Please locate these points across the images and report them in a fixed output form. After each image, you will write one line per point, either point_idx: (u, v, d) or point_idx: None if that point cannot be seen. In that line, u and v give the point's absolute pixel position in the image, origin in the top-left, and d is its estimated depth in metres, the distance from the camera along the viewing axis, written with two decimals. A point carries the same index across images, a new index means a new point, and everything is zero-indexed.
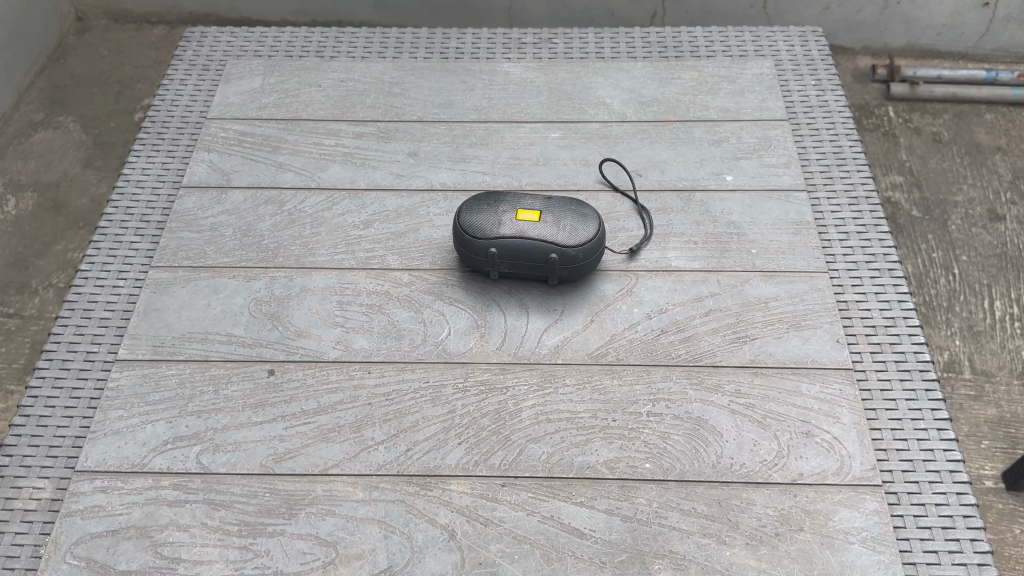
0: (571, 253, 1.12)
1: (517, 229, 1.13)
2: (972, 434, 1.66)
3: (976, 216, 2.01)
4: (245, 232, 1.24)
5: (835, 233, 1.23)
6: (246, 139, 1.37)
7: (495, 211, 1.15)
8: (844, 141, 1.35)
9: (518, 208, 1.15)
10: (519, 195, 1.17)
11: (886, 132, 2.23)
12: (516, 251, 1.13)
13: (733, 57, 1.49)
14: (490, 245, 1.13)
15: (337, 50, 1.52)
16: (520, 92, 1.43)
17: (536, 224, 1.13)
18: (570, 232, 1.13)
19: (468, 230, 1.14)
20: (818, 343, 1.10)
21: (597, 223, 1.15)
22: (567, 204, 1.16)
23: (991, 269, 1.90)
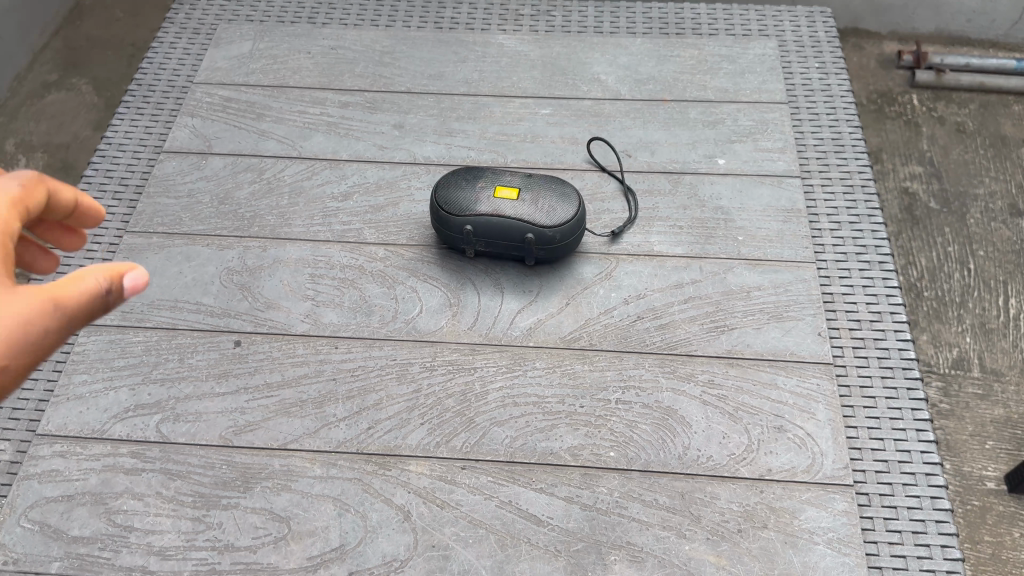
0: (548, 234, 1.09)
1: (494, 207, 1.10)
2: (978, 433, 1.51)
3: (996, 210, 1.84)
4: (223, 199, 1.22)
5: (826, 222, 1.19)
6: (230, 105, 1.34)
7: (474, 188, 1.12)
8: (844, 128, 1.30)
9: (498, 185, 1.13)
10: (499, 172, 1.15)
11: (908, 121, 2.07)
12: (492, 229, 1.10)
13: (736, 36, 1.43)
14: (466, 223, 1.10)
15: (330, 17, 1.49)
16: (512, 66, 1.39)
17: (513, 200, 1.11)
18: (549, 212, 1.10)
19: (444, 206, 1.11)
20: (798, 336, 1.07)
21: (577, 204, 1.12)
22: (548, 183, 1.13)
23: (1007, 264, 1.76)
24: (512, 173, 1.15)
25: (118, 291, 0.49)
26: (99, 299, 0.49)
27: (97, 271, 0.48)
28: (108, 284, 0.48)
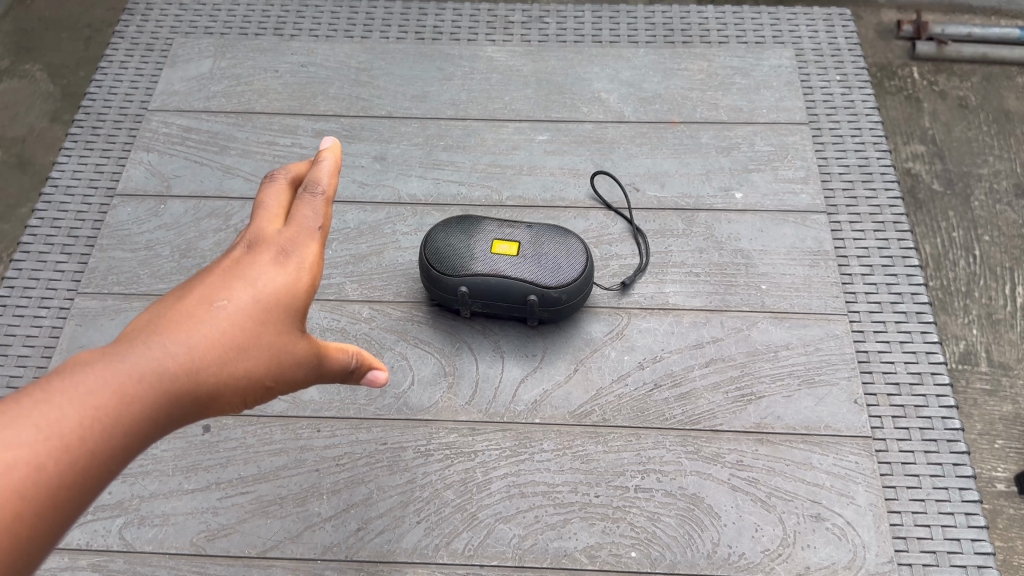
0: (553, 295, 0.97)
1: (491, 265, 0.98)
2: (983, 432, 1.23)
3: (1000, 190, 1.49)
4: (185, 251, 1.10)
5: (857, 265, 1.08)
6: (190, 137, 1.20)
7: (468, 242, 1.00)
8: (871, 152, 1.18)
9: (495, 237, 1.00)
10: (495, 221, 1.02)
11: (907, 97, 1.66)
12: (490, 291, 0.98)
13: (748, 44, 1.30)
14: (461, 284, 0.98)
15: (298, 28, 1.34)
16: (504, 84, 1.26)
17: (513, 257, 0.98)
18: (553, 269, 0.98)
19: (436, 264, 0.99)
20: (831, 405, 0.97)
21: (584, 258, 1.00)
22: (551, 233, 1.01)
23: (1014, 249, 1.41)
24: (510, 222, 1.02)
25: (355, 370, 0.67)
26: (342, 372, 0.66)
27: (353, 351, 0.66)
28: (354, 366, 0.67)
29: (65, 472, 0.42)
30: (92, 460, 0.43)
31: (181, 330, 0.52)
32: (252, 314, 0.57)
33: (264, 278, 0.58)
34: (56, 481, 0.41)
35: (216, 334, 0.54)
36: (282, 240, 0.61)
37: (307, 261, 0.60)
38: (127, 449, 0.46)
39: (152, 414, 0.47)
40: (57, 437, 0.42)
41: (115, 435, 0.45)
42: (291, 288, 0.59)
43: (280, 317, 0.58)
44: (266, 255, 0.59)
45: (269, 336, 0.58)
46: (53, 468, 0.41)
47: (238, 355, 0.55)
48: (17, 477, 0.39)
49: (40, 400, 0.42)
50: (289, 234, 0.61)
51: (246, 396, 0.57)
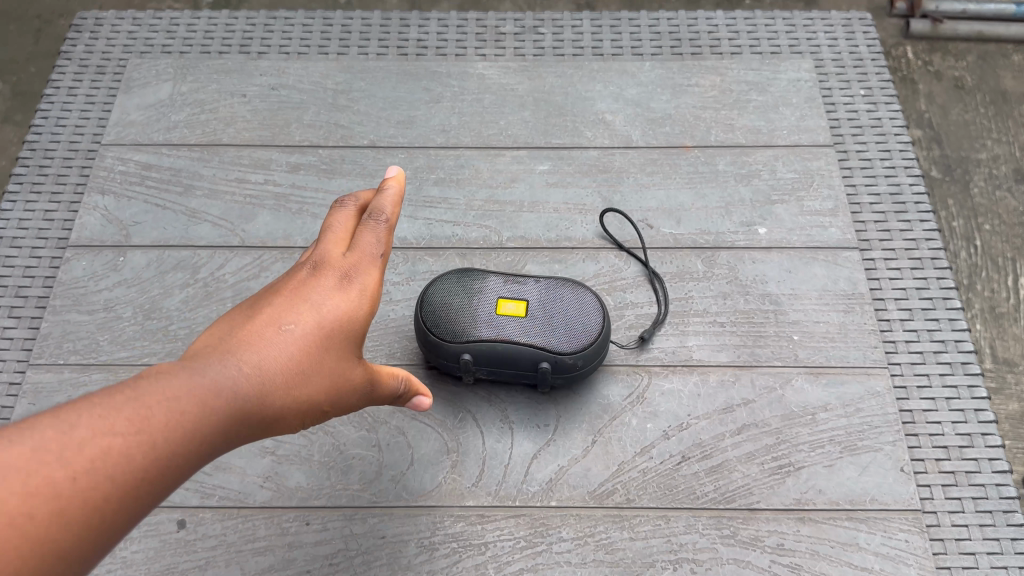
0: (568, 361, 0.86)
1: (497, 330, 0.87)
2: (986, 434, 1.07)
3: (1000, 175, 1.29)
4: (150, 311, 0.98)
5: (895, 309, 0.98)
6: (150, 176, 1.08)
7: (470, 301, 0.89)
8: (903, 176, 1.08)
9: (500, 296, 0.89)
10: (499, 275, 0.91)
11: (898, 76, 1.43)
12: (496, 358, 0.87)
13: (763, 54, 1.19)
14: (464, 351, 0.87)
15: (266, 44, 1.21)
16: (499, 105, 1.14)
17: (522, 318, 0.87)
18: (567, 331, 0.87)
19: (435, 328, 0.88)
20: (876, 475, 0.88)
21: (600, 317, 0.89)
22: (562, 289, 0.90)
23: (1016, 239, 1.22)
24: (516, 275, 0.91)
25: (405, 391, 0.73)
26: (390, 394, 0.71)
27: (400, 377, 0.72)
28: (402, 391, 0.72)
29: (153, 463, 0.43)
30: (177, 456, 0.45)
31: (254, 349, 0.55)
32: (317, 336, 0.59)
33: (328, 302, 0.61)
34: (142, 474, 0.43)
35: (286, 355, 0.57)
36: (347, 265, 0.64)
37: (369, 288, 0.63)
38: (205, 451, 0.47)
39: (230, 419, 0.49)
40: (150, 432, 0.43)
41: (199, 435, 0.46)
42: (353, 312, 0.62)
43: (341, 341, 0.61)
44: (332, 279, 0.62)
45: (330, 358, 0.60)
46: (144, 459, 0.43)
47: (304, 376, 0.58)
48: (112, 469, 0.41)
49: (136, 397, 0.45)
50: (353, 260, 0.64)
51: (308, 415, 0.59)
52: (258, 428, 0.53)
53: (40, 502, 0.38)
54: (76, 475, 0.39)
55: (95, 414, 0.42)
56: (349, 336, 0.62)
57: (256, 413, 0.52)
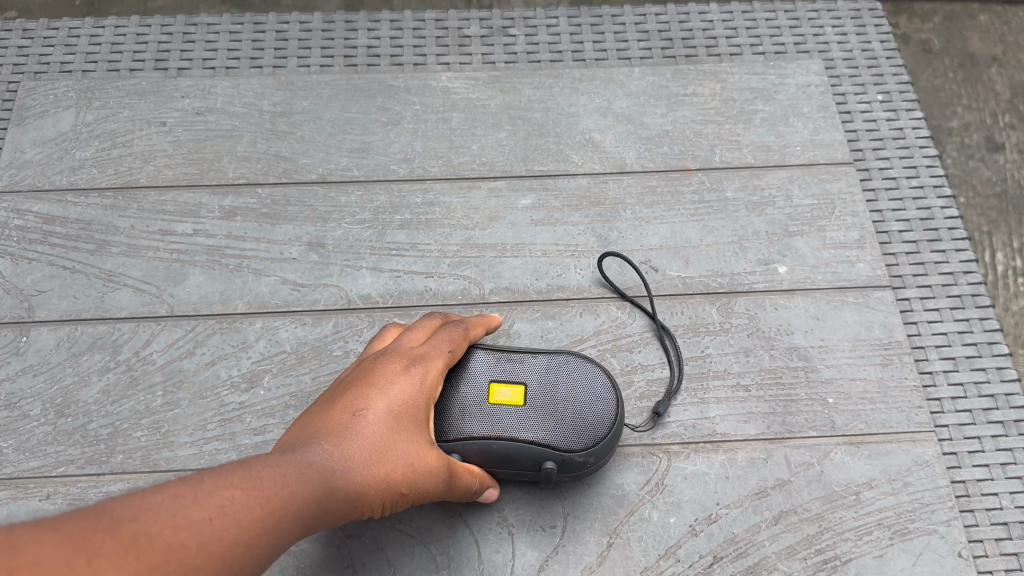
0: (576, 459, 0.72)
1: (493, 425, 0.71)
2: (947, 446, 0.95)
3: (971, 143, 1.15)
4: (61, 405, 0.81)
5: (937, 358, 0.86)
6: (53, 232, 0.90)
7: (454, 386, 0.73)
8: (933, 198, 0.95)
9: (494, 381, 0.74)
10: (487, 351, 0.76)
11: None
12: (492, 458, 0.72)
13: (766, 54, 1.05)
14: (455, 451, 0.71)
15: (188, 57, 1.02)
16: (469, 126, 0.98)
17: (520, 407, 0.72)
18: (573, 421, 0.72)
19: None
20: (934, 564, 0.76)
21: (611, 399, 0.74)
22: (564, 365, 0.75)
23: (989, 211, 1.09)
24: (508, 351, 0.76)
25: (475, 493, 0.72)
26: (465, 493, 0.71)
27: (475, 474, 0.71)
28: (474, 486, 0.71)
29: (259, 521, 0.49)
30: (278, 516, 0.51)
31: (337, 432, 0.60)
32: (389, 420, 0.63)
33: (401, 386, 0.66)
34: (251, 529, 0.49)
35: (366, 435, 0.61)
36: (417, 353, 0.70)
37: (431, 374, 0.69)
38: (301, 518, 0.53)
39: (322, 490, 0.55)
40: (255, 491, 0.50)
41: (294, 500, 0.52)
42: (421, 398, 0.67)
43: (414, 424, 0.65)
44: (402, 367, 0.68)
45: (410, 441, 0.64)
46: (251, 516, 0.49)
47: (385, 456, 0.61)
48: (230, 511, 0.48)
49: (244, 466, 0.52)
50: (421, 350, 0.70)
51: (390, 501, 0.63)
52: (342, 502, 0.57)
53: (179, 539, 0.44)
54: (203, 522, 0.46)
55: (212, 477, 0.49)
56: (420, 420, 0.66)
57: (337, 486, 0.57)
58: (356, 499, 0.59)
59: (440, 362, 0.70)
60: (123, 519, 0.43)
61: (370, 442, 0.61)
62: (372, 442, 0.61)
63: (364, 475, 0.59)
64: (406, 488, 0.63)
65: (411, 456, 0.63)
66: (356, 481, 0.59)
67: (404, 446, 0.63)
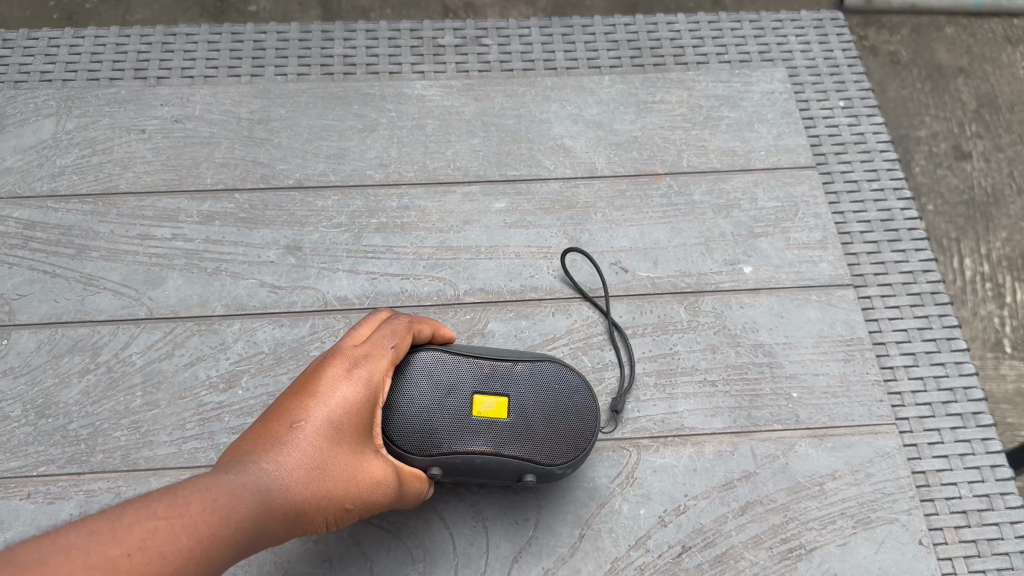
0: (556, 471, 0.72)
1: (474, 441, 0.69)
2: None
3: (938, 152, 1.21)
4: (42, 406, 0.82)
5: (897, 354, 0.89)
6: (34, 237, 0.91)
7: (434, 399, 0.70)
8: (893, 200, 0.99)
9: (475, 396, 0.71)
10: (467, 358, 0.72)
11: None
12: (469, 470, 0.70)
13: (731, 63, 1.08)
14: (433, 466, 0.69)
15: (166, 66, 1.04)
16: (444, 132, 1.00)
17: (501, 420, 0.70)
18: (554, 433, 0.71)
19: (396, 437, 0.68)
20: (895, 552, 0.79)
21: (591, 409, 0.73)
22: (546, 374, 0.73)
23: (958, 219, 1.15)
24: (489, 359, 0.73)
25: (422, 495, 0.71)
26: (412, 498, 0.70)
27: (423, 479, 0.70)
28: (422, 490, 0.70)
29: (185, 551, 0.48)
30: (206, 543, 0.49)
31: (276, 446, 0.57)
32: (333, 429, 0.60)
33: (344, 390, 0.63)
34: (175, 560, 0.47)
35: (308, 449, 0.58)
36: (358, 352, 0.66)
37: (376, 376, 0.65)
38: (233, 542, 0.51)
39: (256, 512, 0.53)
40: (180, 520, 0.49)
41: (222, 526, 0.50)
42: (366, 400, 0.64)
43: (358, 431, 0.62)
44: (345, 369, 0.64)
45: (352, 449, 0.61)
46: (177, 548, 0.48)
47: (328, 470, 0.59)
48: (153, 545, 0.47)
49: (167, 495, 0.50)
50: (366, 350, 0.66)
51: (332, 514, 0.60)
52: (280, 524, 0.55)
53: None
54: (121, 558, 0.45)
55: (128, 510, 0.48)
56: (366, 427, 0.63)
57: (273, 509, 0.54)
58: (296, 518, 0.57)
59: (384, 361, 0.67)
60: (30, 563, 0.41)
61: (312, 456, 0.58)
62: (314, 457, 0.58)
63: (305, 492, 0.57)
64: (349, 500, 0.61)
65: (354, 468, 0.61)
66: (297, 499, 0.56)
67: (346, 455, 0.61)
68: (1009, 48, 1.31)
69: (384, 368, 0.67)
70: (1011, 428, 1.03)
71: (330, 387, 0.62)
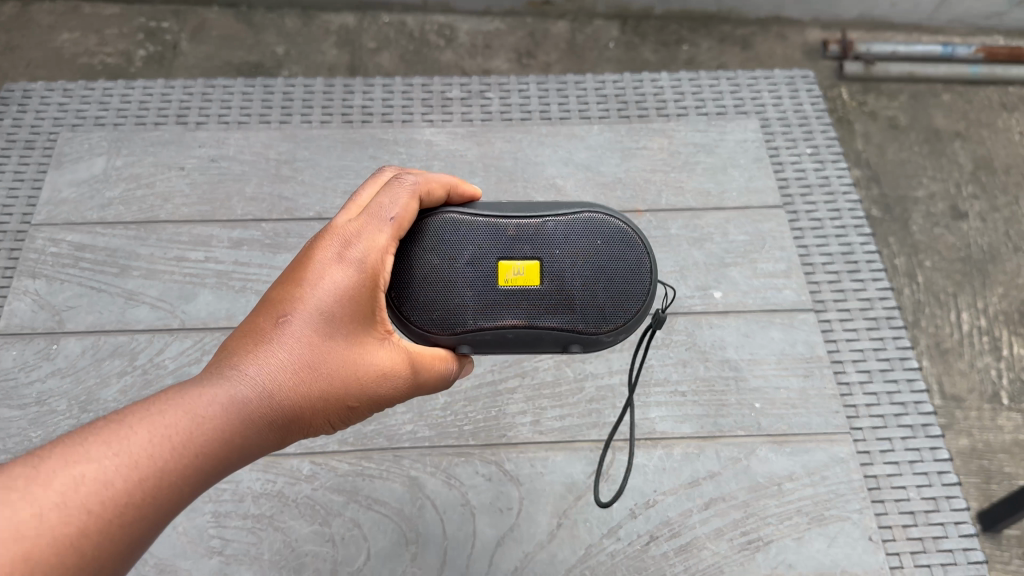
0: (606, 339, 0.66)
1: (506, 314, 0.64)
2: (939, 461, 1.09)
3: (938, 214, 1.31)
4: (85, 402, 0.93)
5: (854, 372, 0.98)
6: (84, 257, 1.03)
7: (453, 268, 0.65)
8: (854, 235, 1.09)
9: (500, 266, 0.65)
10: (488, 220, 0.66)
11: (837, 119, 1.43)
12: (505, 346, 0.66)
13: (709, 115, 1.20)
14: (461, 345, 0.65)
15: (205, 114, 1.18)
16: (448, 172, 1.12)
17: (533, 287, 0.65)
18: (598, 297, 0.65)
19: (420, 318, 0.65)
20: (846, 546, 0.86)
21: (640, 263, 0.66)
22: (580, 232, 0.66)
23: (956, 274, 1.25)
24: (517, 218, 0.66)
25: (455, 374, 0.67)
26: (443, 381, 0.65)
27: (448, 362, 0.65)
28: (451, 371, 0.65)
29: (128, 490, 0.44)
30: (158, 476, 0.46)
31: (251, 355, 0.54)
32: (318, 325, 0.56)
33: (333, 278, 0.58)
34: (119, 500, 0.44)
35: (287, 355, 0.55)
36: (350, 232, 0.60)
37: (373, 255, 0.60)
38: (199, 467, 0.48)
39: (221, 431, 0.50)
40: (122, 456, 0.45)
41: (176, 454, 0.47)
42: (358, 288, 0.58)
43: (352, 321, 0.58)
44: (336, 252, 0.59)
45: (344, 343, 0.58)
46: (119, 489, 0.44)
47: (314, 373, 0.56)
48: (87, 492, 0.43)
49: (111, 426, 0.46)
50: (357, 229, 0.60)
51: (326, 413, 0.57)
52: (258, 436, 0.52)
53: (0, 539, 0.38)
54: (39, 514, 0.40)
55: (76, 441, 0.44)
56: (365, 317, 0.59)
57: (244, 425, 0.51)
58: (281, 424, 0.54)
59: (380, 238, 0.60)
60: None
61: (292, 360, 0.55)
62: (296, 360, 0.55)
63: (287, 398, 0.54)
64: (348, 396, 0.58)
65: (349, 363, 0.58)
66: (276, 408, 0.53)
67: (336, 352, 0.57)
68: (1003, 114, 1.43)
69: (383, 249, 0.60)
70: (1010, 478, 1.08)
71: (315, 277, 0.57)
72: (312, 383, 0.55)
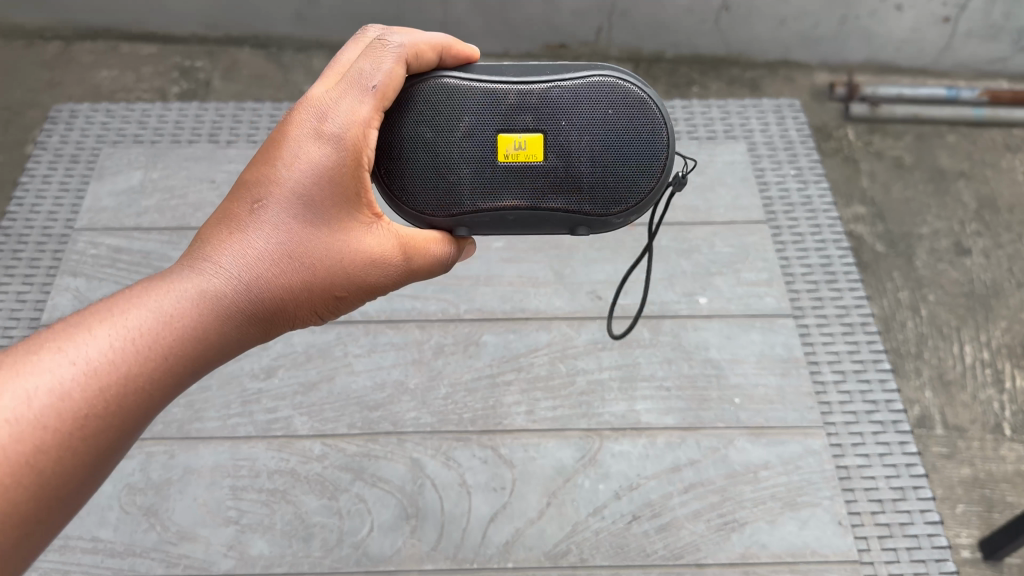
0: (613, 219, 0.66)
1: (506, 194, 0.64)
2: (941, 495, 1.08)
3: (941, 250, 1.32)
4: None
5: (829, 372, 1.05)
6: (120, 258, 1.13)
7: (452, 143, 0.63)
8: (833, 249, 1.17)
9: (502, 139, 0.63)
10: (489, 88, 0.63)
11: (845, 158, 1.45)
12: (505, 224, 0.66)
13: (700, 139, 1.29)
14: (460, 226, 0.65)
15: (235, 133, 1.28)
16: None
17: (536, 162, 0.63)
18: (604, 174, 0.64)
19: (419, 198, 0.64)
20: (817, 529, 0.92)
21: (652, 134, 0.64)
22: (587, 103, 0.63)
23: (959, 309, 1.26)
24: (517, 87, 0.63)
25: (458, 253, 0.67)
26: (443, 262, 0.66)
27: (443, 243, 0.65)
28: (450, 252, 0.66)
29: (95, 393, 0.48)
30: (124, 379, 0.49)
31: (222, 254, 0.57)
32: (290, 217, 0.58)
33: (303, 166, 0.58)
34: (86, 402, 0.48)
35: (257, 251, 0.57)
36: (322, 113, 0.59)
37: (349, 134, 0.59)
38: (170, 366, 0.52)
39: (187, 333, 0.53)
40: (86, 365, 0.49)
41: (140, 358, 0.50)
42: (332, 171, 0.59)
43: (330, 206, 0.59)
44: (310, 137, 0.59)
45: (322, 232, 0.59)
46: (84, 394, 0.48)
47: (289, 265, 0.58)
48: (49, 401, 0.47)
49: (76, 335, 0.50)
50: (331, 107, 0.59)
51: (308, 303, 0.60)
52: (232, 330, 0.55)
53: None
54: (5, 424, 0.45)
55: (43, 351, 0.48)
56: (345, 201, 0.60)
57: (212, 323, 0.54)
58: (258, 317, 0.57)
59: (355, 113, 0.59)
60: None
61: (264, 255, 0.57)
62: (269, 253, 0.57)
63: (261, 292, 0.57)
64: (332, 283, 0.60)
65: (329, 251, 0.59)
66: (249, 303, 0.56)
67: (312, 241, 0.59)
68: (1007, 155, 1.46)
69: (362, 120, 0.59)
70: (1011, 507, 1.07)
71: (285, 167, 0.58)
72: (288, 276, 0.58)
